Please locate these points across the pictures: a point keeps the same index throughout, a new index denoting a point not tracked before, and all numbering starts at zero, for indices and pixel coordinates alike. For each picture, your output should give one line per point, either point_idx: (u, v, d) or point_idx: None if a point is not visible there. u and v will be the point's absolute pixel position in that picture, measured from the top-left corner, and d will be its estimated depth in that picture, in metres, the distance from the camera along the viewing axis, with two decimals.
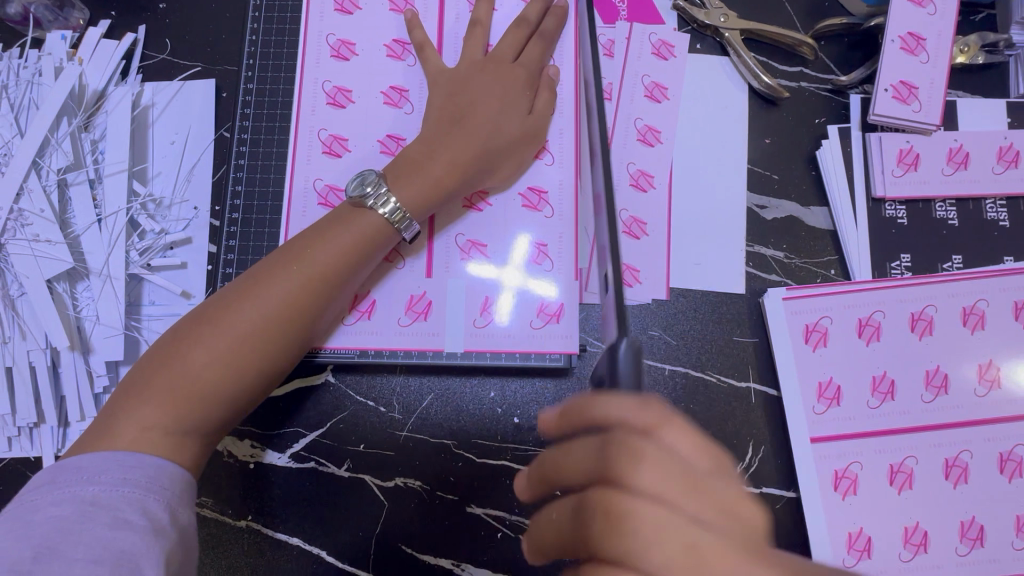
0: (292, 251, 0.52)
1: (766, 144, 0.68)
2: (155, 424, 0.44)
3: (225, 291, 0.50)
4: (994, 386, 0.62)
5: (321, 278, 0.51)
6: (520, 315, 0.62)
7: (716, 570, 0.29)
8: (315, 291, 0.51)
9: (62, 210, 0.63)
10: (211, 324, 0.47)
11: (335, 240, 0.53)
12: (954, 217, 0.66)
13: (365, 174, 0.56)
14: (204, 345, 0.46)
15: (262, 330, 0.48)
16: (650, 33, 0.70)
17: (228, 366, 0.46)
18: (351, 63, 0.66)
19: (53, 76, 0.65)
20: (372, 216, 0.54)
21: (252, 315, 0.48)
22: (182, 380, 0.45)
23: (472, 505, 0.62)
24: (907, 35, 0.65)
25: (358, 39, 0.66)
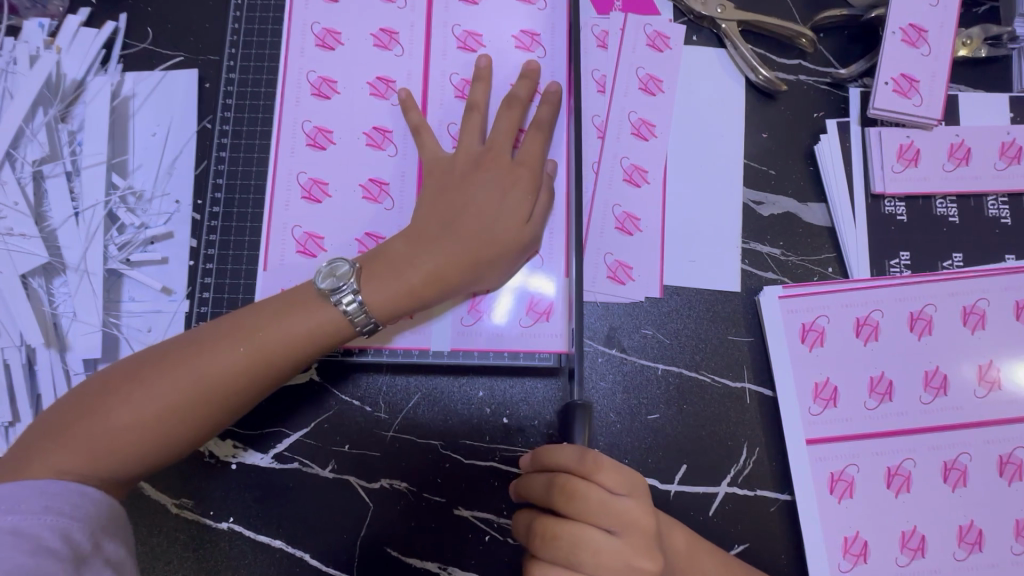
0: (252, 318, 0.51)
1: (763, 138, 0.66)
2: (68, 467, 0.44)
3: (181, 342, 0.50)
4: (994, 388, 0.60)
5: (263, 357, 0.50)
6: (516, 312, 0.60)
7: (618, 558, 0.44)
8: (256, 369, 0.50)
9: (38, 203, 0.62)
10: (154, 374, 0.48)
11: (290, 320, 0.51)
12: (955, 214, 0.64)
13: (338, 262, 0.53)
14: (138, 404, 0.47)
15: (200, 396, 0.48)
16: (645, 24, 0.68)
17: (157, 427, 0.47)
18: (336, 53, 0.64)
19: (28, 65, 0.63)
20: (330, 311, 0.52)
21: (196, 380, 0.48)
22: (107, 436, 0.46)
23: (460, 507, 0.60)
24: (908, 27, 0.63)
25: (344, 28, 0.64)
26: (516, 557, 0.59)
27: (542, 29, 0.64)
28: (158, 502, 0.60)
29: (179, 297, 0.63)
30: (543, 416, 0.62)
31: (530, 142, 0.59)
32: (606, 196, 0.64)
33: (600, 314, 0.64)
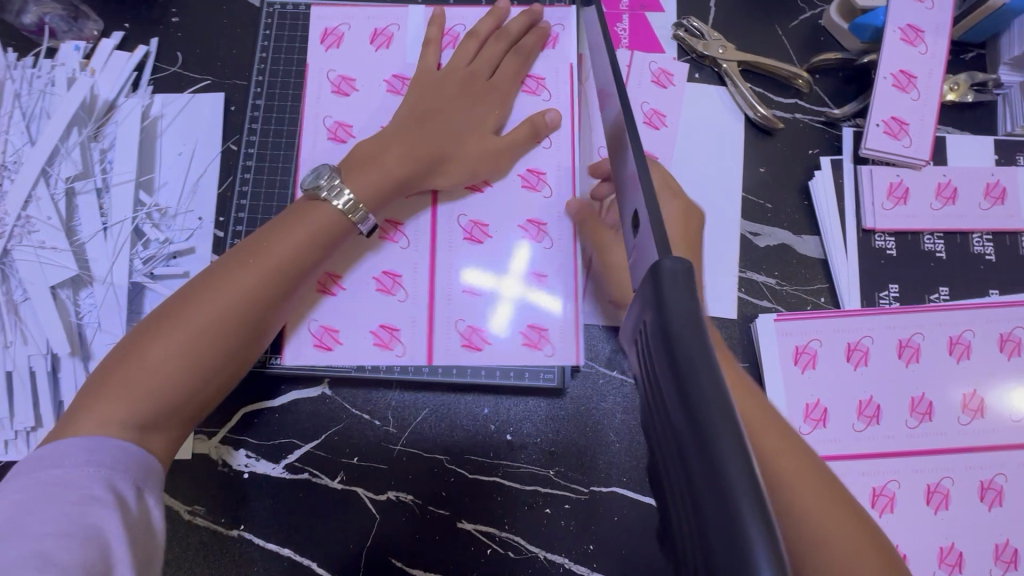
0: (248, 245, 0.54)
1: (761, 172, 0.70)
2: (115, 419, 0.45)
3: (197, 284, 0.51)
4: (977, 416, 0.63)
5: (272, 273, 0.52)
6: (517, 324, 0.63)
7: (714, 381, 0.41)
8: (267, 284, 0.52)
9: (69, 218, 0.64)
10: (169, 321, 0.49)
11: (289, 236, 0.54)
12: (942, 250, 0.67)
13: (320, 170, 0.58)
14: (167, 340, 0.48)
15: (215, 322, 0.49)
16: (650, 62, 0.72)
17: (191, 357, 0.48)
18: (352, 98, 0.67)
19: (65, 86, 0.67)
20: (328, 212, 0.55)
21: (208, 312, 0.49)
22: (109, 365, 0.47)
23: (463, 521, 0.63)
24: (898, 73, 0.67)
25: (359, 73, 0.68)
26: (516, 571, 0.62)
27: (551, 69, 0.68)
28: (172, 509, 0.62)
29: None
30: (545, 435, 0.64)
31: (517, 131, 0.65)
32: None
33: (603, 337, 0.67)
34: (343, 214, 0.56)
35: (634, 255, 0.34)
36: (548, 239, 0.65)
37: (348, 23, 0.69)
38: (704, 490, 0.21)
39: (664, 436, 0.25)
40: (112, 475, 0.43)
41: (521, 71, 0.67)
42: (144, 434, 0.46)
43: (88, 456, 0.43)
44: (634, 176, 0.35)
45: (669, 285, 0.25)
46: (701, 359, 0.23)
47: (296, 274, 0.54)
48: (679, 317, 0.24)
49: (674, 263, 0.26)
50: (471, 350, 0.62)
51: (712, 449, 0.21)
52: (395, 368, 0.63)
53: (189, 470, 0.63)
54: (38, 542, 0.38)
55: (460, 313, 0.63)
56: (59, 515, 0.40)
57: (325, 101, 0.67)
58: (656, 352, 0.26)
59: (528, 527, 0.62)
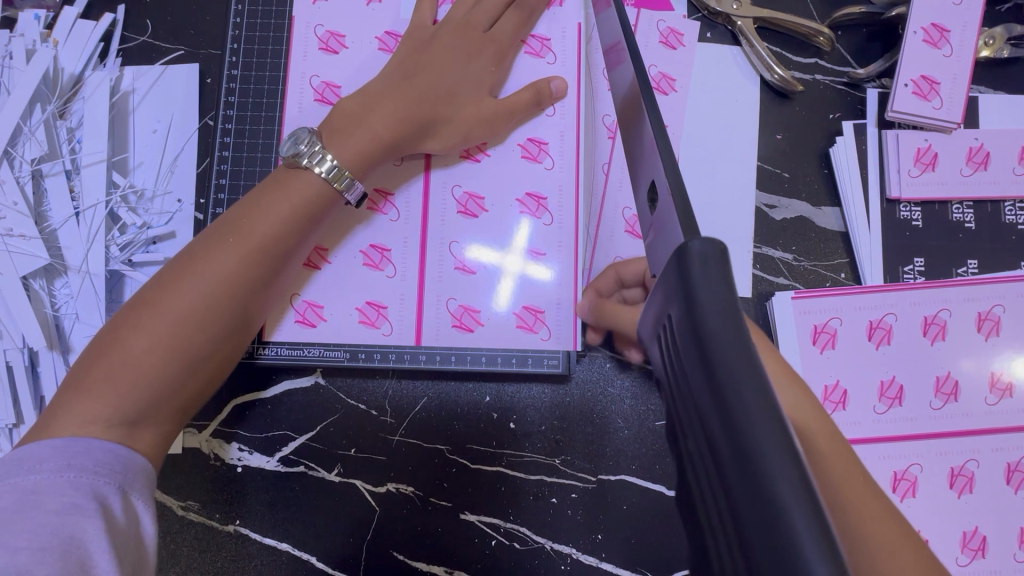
0: (230, 223, 0.49)
1: (778, 140, 0.65)
2: (99, 416, 0.42)
3: (174, 267, 0.47)
4: (1005, 395, 0.60)
5: (260, 249, 0.48)
6: (514, 303, 0.60)
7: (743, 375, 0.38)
8: (256, 263, 0.48)
9: (37, 202, 0.60)
10: (149, 308, 0.45)
11: (274, 209, 0.50)
12: (971, 219, 0.63)
13: (298, 133, 0.53)
14: (152, 329, 0.44)
15: (203, 305, 0.46)
16: (659, 20, 0.66)
17: (178, 344, 0.44)
18: (341, 57, 0.62)
19: (25, 59, 0.62)
20: (310, 178, 0.51)
21: (194, 296, 0.45)
22: (89, 360, 0.44)
23: (465, 512, 0.60)
24: (930, 26, 0.62)
25: (349, 31, 0.63)
26: (522, 563, 0.59)
27: (552, 32, 0.63)
28: (165, 504, 0.60)
29: None
30: (551, 422, 0.62)
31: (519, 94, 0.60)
32: (615, 201, 0.64)
33: None
34: (328, 182, 0.52)
35: (653, 234, 0.30)
36: (547, 216, 0.61)
37: None
38: (752, 531, 0.17)
39: (692, 439, 0.21)
40: (95, 483, 0.39)
41: (524, 26, 0.62)
42: (134, 430, 0.43)
43: (67, 462, 0.39)
44: (652, 144, 0.31)
45: (698, 274, 0.21)
46: (743, 364, 0.19)
47: (287, 250, 0.50)
48: (712, 312, 0.20)
49: (704, 245, 0.22)
50: (464, 332, 0.60)
51: (762, 477, 0.17)
52: (390, 356, 0.60)
53: (180, 466, 0.60)
54: (12, 559, 0.34)
55: (453, 293, 0.60)
56: (35, 527, 0.36)
57: (312, 56, 0.62)
58: (685, 352, 0.22)
59: (533, 517, 0.60)
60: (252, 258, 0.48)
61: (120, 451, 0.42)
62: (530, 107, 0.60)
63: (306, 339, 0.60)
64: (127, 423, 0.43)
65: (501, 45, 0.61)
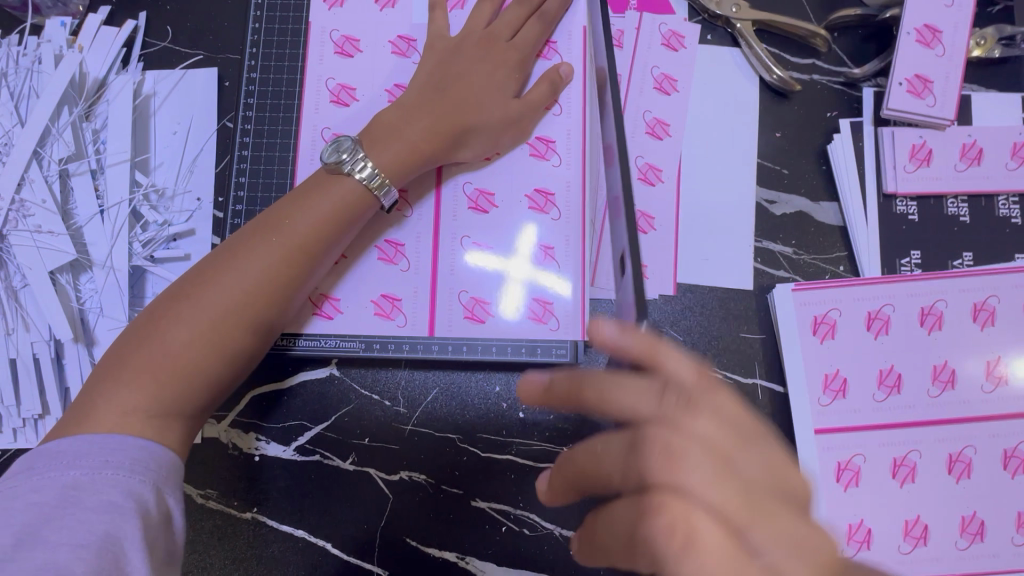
0: (266, 224, 0.52)
1: (777, 138, 0.67)
2: (135, 408, 0.44)
3: (211, 265, 0.49)
4: (1001, 383, 0.61)
5: (295, 251, 0.51)
6: (523, 296, 0.62)
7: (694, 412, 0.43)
8: (291, 264, 0.50)
9: (64, 201, 0.63)
10: (186, 304, 0.47)
11: (309, 212, 0.52)
12: (966, 214, 0.65)
13: (341, 140, 0.56)
14: (188, 324, 0.46)
15: (238, 304, 0.48)
16: (661, 24, 0.68)
17: (217, 338, 0.47)
18: (355, 60, 0.65)
19: (53, 64, 0.64)
20: (347, 183, 0.54)
21: (229, 294, 0.48)
22: (124, 353, 0.46)
23: (477, 499, 0.62)
24: (923, 28, 0.64)
25: (363, 35, 0.65)
26: (533, 548, 0.61)
27: (559, 36, 0.66)
28: (185, 492, 0.62)
29: None
30: (560, 412, 0.63)
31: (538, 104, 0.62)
32: None
33: (615, 311, 0.65)
34: (367, 188, 0.54)
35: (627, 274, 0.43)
36: (554, 212, 0.63)
37: None
38: None
39: None
40: (130, 483, 0.41)
41: (542, 35, 0.64)
42: (166, 422, 0.45)
43: (104, 461, 0.41)
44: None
45: None
46: None
47: (318, 253, 0.52)
48: None
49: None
50: (475, 323, 0.62)
51: None
52: (403, 347, 0.62)
53: (199, 454, 0.62)
54: (54, 556, 0.37)
55: (466, 286, 0.62)
56: (73, 524, 0.38)
57: (329, 60, 0.65)
58: None
59: (542, 504, 0.62)
60: (287, 256, 0.50)
61: (155, 449, 0.43)
62: (540, 110, 0.63)
63: (325, 329, 0.62)
64: (165, 414, 0.45)
65: (525, 53, 0.63)
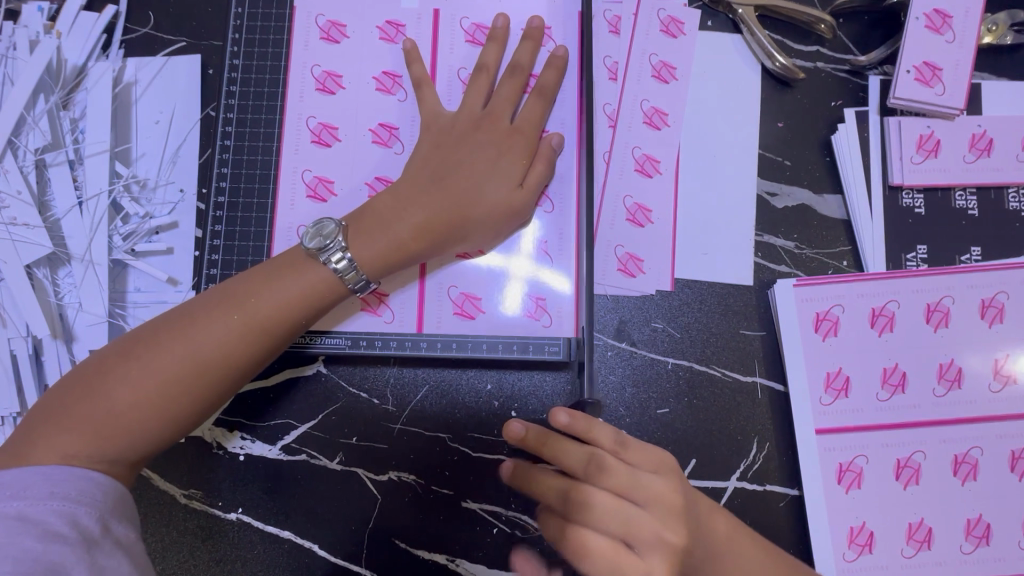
0: (239, 288, 0.50)
1: (779, 128, 0.65)
2: (71, 455, 0.43)
3: (178, 318, 0.48)
4: (1009, 382, 0.59)
5: (260, 327, 0.49)
6: (514, 295, 0.60)
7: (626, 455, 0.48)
8: (253, 340, 0.48)
9: (41, 192, 0.61)
10: (140, 359, 0.46)
11: (282, 287, 0.50)
12: (975, 207, 0.63)
13: (324, 222, 0.52)
14: (138, 383, 0.45)
15: (189, 366, 0.46)
16: (660, 9, 0.66)
17: (163, 404, 0.46)
18: (341, 46, 0.63)
19: (29, 51, 0.62)
20: (321, 272, 0.51)
21: (184, 354, 0.46)
22: (74, 391, 0.45)
23: (468, 500, 0.60)
24: (932, 13, 0.61)
25: (350, 20, 0.63)
26: (525, 550, 0.59)
27: (554, 21, 0.63)
28: (168, 492, 0.60)
29: (184, 288, 0.62)
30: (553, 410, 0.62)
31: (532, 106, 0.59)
32: (616, 187, 0.63)
33: (610, 307, 0.63)
34: (340, 279, 0.51)
35: None
36: (547, 203, 0.60)
37: None
38: None
39: None
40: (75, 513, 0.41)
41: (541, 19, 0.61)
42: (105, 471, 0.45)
43: (50, 492, 0.41)
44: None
45: None
46: None
47: (284, 332, 0.50)
48: None
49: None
50: (465, 319, 0.60)
51: None
52: (390, 344, 0.60)
53: (182, 454, 0.61)
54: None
55: (456, 283, 0.60)
56: (19, 553, 0.38)
57: (314, 46, 0.63)
58: None
59: (534, 506, 0.60)
60: (251, 329, 0.48)
61: (102, 480, 0.43)
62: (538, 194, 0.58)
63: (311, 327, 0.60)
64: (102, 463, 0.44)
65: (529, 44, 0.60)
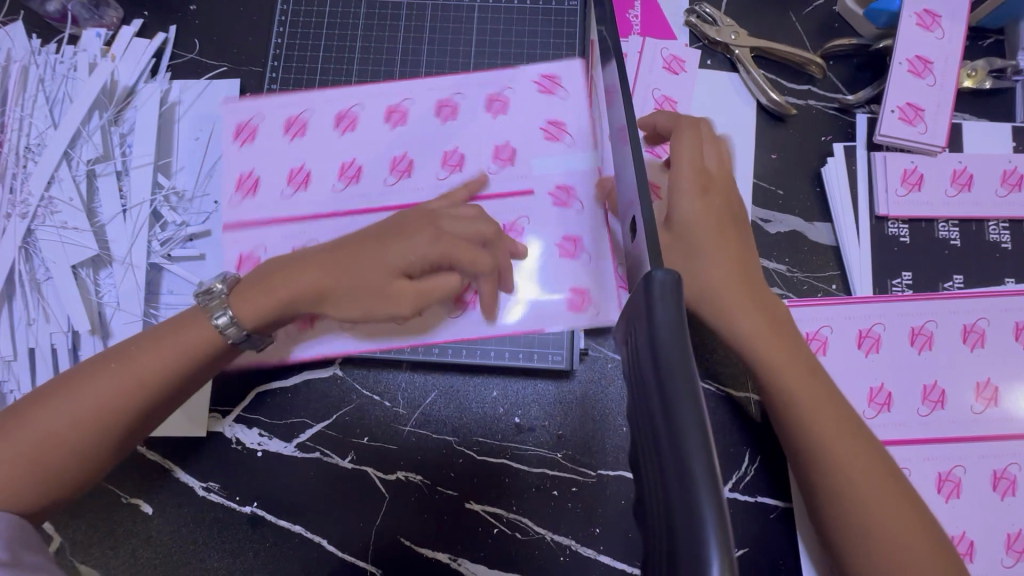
0: (165, 330, 0.52)
1: (773, 159, 0.69)
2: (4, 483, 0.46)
3: (107, 355, 0.51)
4: (991, 405, 0.62)
5: (153, 374, 0.50)
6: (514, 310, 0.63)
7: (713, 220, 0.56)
8: (144, 388, 0.50)
9: (89, 199, 0.66)
10: (64, 395, 0.49)
11: (183, 336, 0.52)
12: (957, 237, 0.67)
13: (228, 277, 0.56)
14: (51, 417, 0.48)
15: (95, 408, 0.49)
16: (662, 50, 0.71)
17: (79, 439, 0.48)
18: (369, 86, 0.70)
19: (87, 71, 0.68)
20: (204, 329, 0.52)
21: (100, 393, 0.49)
22: (10, 422, 0.48)
23: (472, 501, 0.63)
24: (914, 58, 0.66)
25: (378, 69, 0.71)
26: (525, 552, 0.62)
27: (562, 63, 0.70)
28: (188, 485, 0.64)
29: None
30: (555, 417, 0.65)
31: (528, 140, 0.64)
32: None
33: None
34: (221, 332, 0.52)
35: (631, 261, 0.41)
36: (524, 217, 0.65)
37: (381, 28, 0.71)
38: (675, 486, 0.26)
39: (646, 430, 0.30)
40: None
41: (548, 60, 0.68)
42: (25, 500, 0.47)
43: None
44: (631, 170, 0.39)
45: (658, 297, 0.31)
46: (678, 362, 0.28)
47: (183, 379, 0.52)
48: (664, 328, 0.30)
49: (665, 277, 0.31)
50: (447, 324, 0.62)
51: (680, 448, 0.26)
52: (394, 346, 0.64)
53: (204, 448, 0.64)
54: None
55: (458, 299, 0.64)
56: None
57: (339, 84, 0.71)
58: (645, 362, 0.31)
59: (534, 508, 0.63)
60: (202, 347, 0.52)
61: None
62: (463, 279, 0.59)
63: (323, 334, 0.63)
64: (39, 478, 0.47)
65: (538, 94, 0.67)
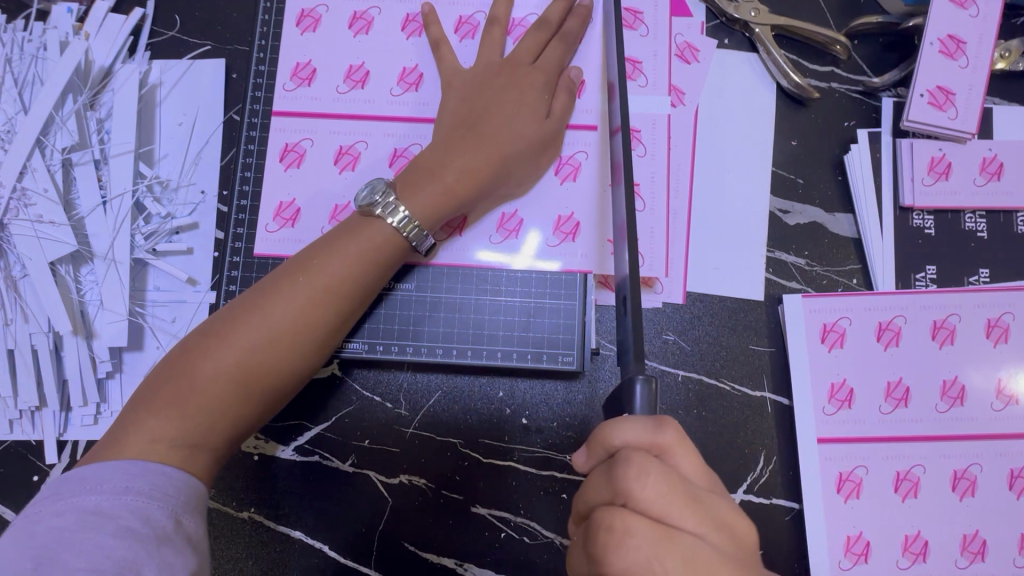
0: (302, 261, 0.53)
1: (793, 146, 0.66)
2: (163, 437, 0.46)
3: (253, 295, 0.51)
4: (1011, 402, 0.60)
5: (325, 291, 0.51)
6: (535, 292, 0.62)
7: None
8: (321, 304, 0.51)
9: (66, 190, 0.62)
10: (215, 341, 0.48)
11: (342, 251, 0.53)
12: (984, 229, 0.64)
13: (375, 183, 0.55)
14: (214, 361, 0.48)
15: (275, 338, 0.49)
16: (677, 34, 0.66)
17: (245, 381, 0.48)
18: (367, 40, 0.63)
19: (58, 51, 0.63)
20: (347, 225, 0.55)
21: (263, 328, 0.49)
22: (218, 364, 0.47)
23: (478, 505, 0.61)
24: (946, 38, 0.63)
25: (375, 15, 0.64)
26: (532, 556, 0.60)
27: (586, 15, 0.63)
28: None
29: (202, 289, 0.64)
30: (563, 418, 0.62)
31: (559, 100, 0.60)
32: None
33: None
34: (398, 232, 0.54)
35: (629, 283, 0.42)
36: (583, 153, 0.62)
37: (379, 6, 0.64)
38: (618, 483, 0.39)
39: None
40: (148, 506, 0.42)
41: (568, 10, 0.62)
42: (193, 452, 0.47)
43: (64, 504, 0.41)
44: None
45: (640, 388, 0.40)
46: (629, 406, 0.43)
47: (349, 298, 0.53)
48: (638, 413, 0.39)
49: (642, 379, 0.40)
50: (483, 300, 0.62)
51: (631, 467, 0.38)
52: (393, 332, 0.62)
53: None
54: None
55: (458, 284, 0.62)
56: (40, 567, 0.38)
57: (338, 53, 0.63)
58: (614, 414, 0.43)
59: (542, 512, 0.61)
60: (301, 319, 0.50)
61: (175, 475, 0.45)
62: (564, 125, 0.61)
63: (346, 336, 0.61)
64: (189, 445, 0.46)
65: (552, 72, 0.61)
